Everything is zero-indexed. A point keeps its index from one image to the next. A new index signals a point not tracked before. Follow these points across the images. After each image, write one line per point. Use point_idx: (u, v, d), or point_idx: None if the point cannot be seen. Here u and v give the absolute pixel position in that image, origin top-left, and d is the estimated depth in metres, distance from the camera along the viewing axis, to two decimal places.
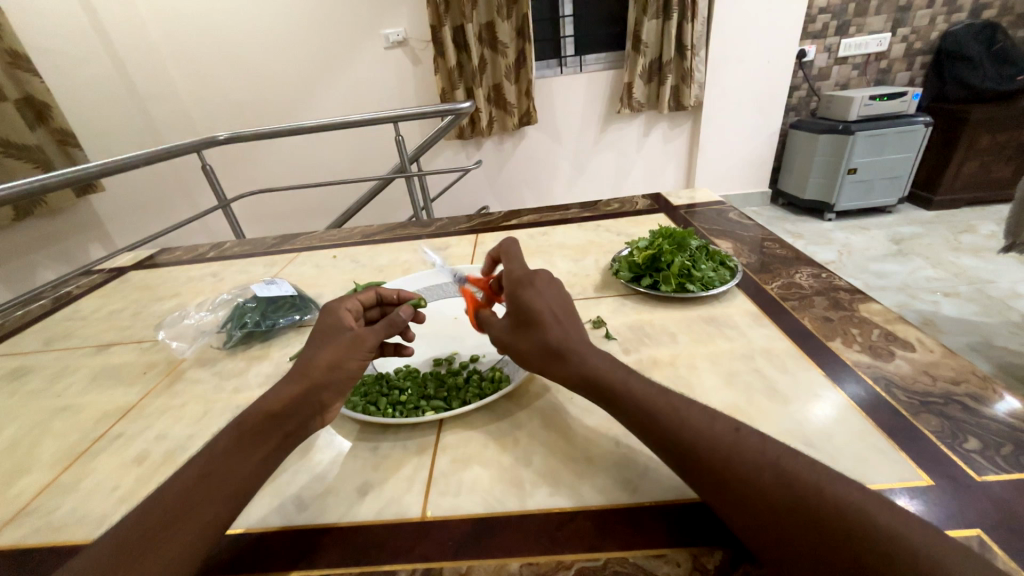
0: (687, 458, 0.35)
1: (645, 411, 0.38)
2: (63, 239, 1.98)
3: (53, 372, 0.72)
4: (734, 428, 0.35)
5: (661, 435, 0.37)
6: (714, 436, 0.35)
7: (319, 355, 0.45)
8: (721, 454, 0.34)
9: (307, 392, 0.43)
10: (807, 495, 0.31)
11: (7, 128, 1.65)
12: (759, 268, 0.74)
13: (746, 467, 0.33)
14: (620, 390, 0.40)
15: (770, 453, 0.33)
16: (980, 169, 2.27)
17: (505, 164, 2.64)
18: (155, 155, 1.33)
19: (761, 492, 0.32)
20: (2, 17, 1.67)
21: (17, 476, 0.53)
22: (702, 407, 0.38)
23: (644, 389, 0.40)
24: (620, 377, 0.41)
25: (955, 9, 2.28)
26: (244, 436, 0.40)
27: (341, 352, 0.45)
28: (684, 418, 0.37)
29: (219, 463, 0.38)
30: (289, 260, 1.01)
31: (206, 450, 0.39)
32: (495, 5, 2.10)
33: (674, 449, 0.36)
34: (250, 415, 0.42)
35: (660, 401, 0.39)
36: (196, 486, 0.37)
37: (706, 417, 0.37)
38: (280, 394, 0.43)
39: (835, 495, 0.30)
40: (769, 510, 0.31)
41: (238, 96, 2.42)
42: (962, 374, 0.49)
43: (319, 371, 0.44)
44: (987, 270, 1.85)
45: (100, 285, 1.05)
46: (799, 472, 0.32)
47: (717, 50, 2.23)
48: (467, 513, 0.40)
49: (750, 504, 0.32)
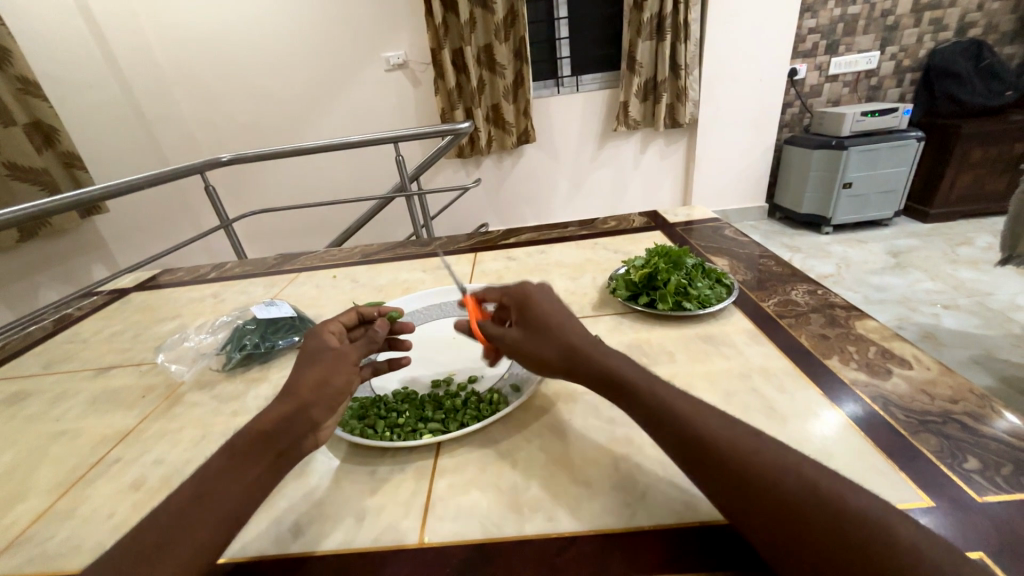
0: (706, 459, 0.35)
1: (667, 407, 0.38)
2: (67, 260, 1.99)
3: (53, 396, 0.72)
4: (756, 436, 0.36)
5: (683, 435, 0.37)
6: (737, 442, 0.35)
7: (304, 374, 0.46)
8: (743, 458, 0.34)
9: (296, 410, 0.43)
10: (829, 507, 0.30)
11: (14, 152, 1.68)
12: (755, 285, 0.74)
13: (769, 474, 0.33)
14: (643, 387, 0.41)
15: (791, 461, 0.33)
16: (974, 182, 2.30)
17: (504, 181, 2.67)
18: (160, 177, 1.34)
19: (781, 498, 0.32)
20: (15, 47, 1.73)
21: (12, 504, 0.52)
22: (722, 414, 0.38)
23: (666, 391, 0.40)
24: (640, 378, 0.42)
25: (942, 28, 2.34)
26: (237, 457, 0.40)
27: (326, 369, 0.46)
28: (705, 422, 0.37)
29: (211, 486, 0.38)
30: (289, 280, 1.02)
31: (200, 472, 0.39)
32: (493, 29, 2.16)
33: (693, 448, 0.36)
34: (243, 437, 0.42)
35: (681, 404, 0.39)
36: (187, 512, 0.36)
37: (728, 423, 0.37)
38: (270, 414, 0.43)
39: (858, 507, 0.30)
40: (789, 517, 0.31)
41: (244, 119, 2.49)
42: (959, 393, 0.49)
43: (307, 389, 0.44)
44: (986, 283, 1.85)
45: (102, 307, 1.06)
46: (820, 481, 0.32)
47: (711, 69, 2.28)
48: (464, 539, 0.40)
49: (770, 505, 0.32)
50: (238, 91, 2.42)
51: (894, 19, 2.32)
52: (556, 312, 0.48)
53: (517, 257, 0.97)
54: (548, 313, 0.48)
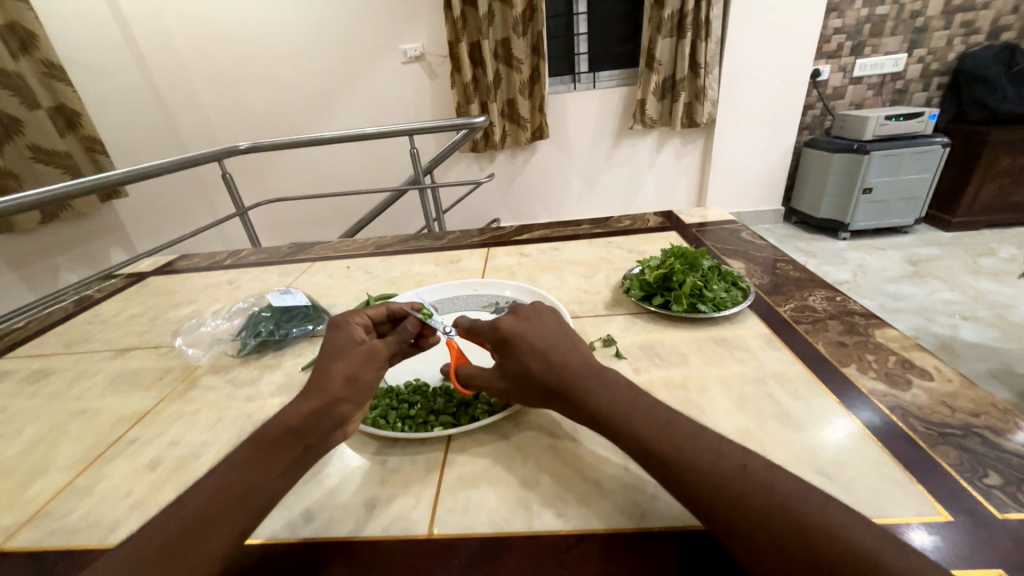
0: (693, 495, 0.35)
1: (648, 444, 0.38)
2: (88, 242, 2.04)
3: (75, 375, 0.74)
4: (741, 465, 0.35)
5: (669, 470, 0.36)
6: (721, 476, 0.34)
7: (334, 367, 0.46)
8: (727, 494, 0.33)
9: (326, 404, 0.43)
10: (819, 546, 0.29)
11: (41, 135, 1.72)
12: (771, 289, 0.73)
13: (754, 509, 0.32)
14: (622, 424, 0.40)
15: (778, 496, 0.32)
16: (999, 191, 2.24)
17: (517, 177, 2.67)
18: (179, 163, 1.36)
19: (770, 534, 0.31)
20: (43, 33, 1.76)
21: (35, 478, 0.54)
22: (708, 441, 0.37)
23: (645, 421, 0.39)
24: (623, 409, 0.41)
25: (973, 31, 2.27)
26: (264, 450, 0.40)
27: (358, 363, 0.47)
28: (688, 454, 0.36)
29: (239, 477, 0.38)
30: (304, 269, 1.03)
31: (229, 461, 0.40)
32: (511, 22, 2.15)
33: (679, 485, 0.36)
34: (271, 428, 0.42)
35: (665, 434, 0.38)
36: (217, 501, 0.37)
37: (712, 451, 0.36)
38: (299, 409, 0.43)
39: (851, 541, 0.29)
40: (778, 554, 0.30)
41: (262, 108, 2.51)
42: (981, 406, 0.48)
43: (337, 384, 0.45)
44: (1007, 295, 1.81)
45: (121, 290, 1.08)
46: (808, 515, 0.31)
47: (731, 68, 2.25)
48: (474, 531, 0.40)
49: (760, 543, 0.31)
50: (256, 79, 2.45)
51: (923, 21, 2.25)
52: (538, 335, 0.47)
53: (530, 253, 0.97)
54: (531, 343, 0.46)
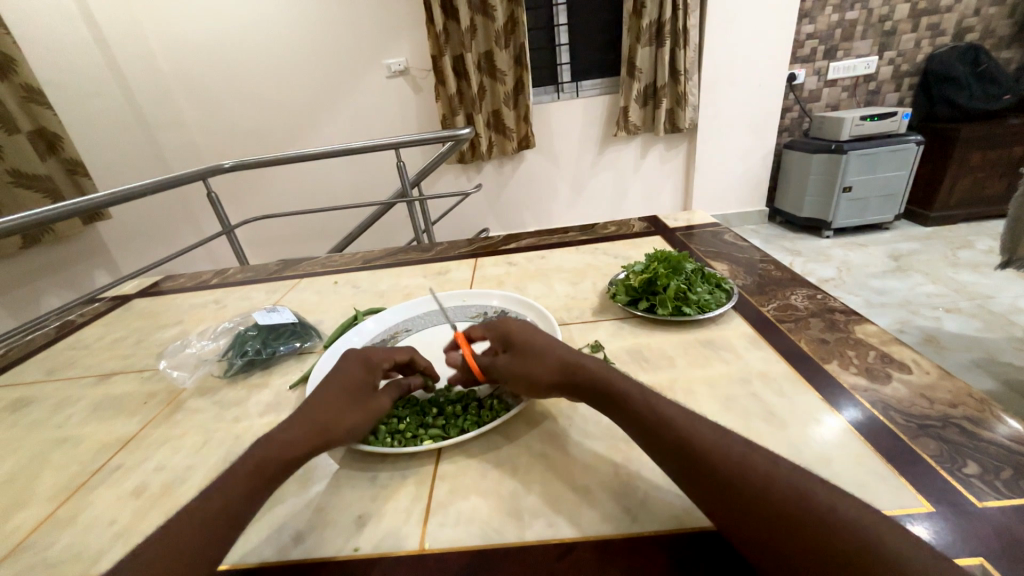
0: (693, 467, 0.36)
1: (655, 420, 0.40)
2: (70, 266, 2.00)
3: (57, 402, 0.73)
4: (742, 444, 0.36)
5: (673, 443, 0.38)
6: (722, 451, 0.36)
7: (346, 417, 0.47)
8: (725, 467, 0.35)
9: (323, 447, 0.45)
10: (812, 516, 0.31)
11: (20, 159, 1.70)
12: (755, 290, 0.75)
13: (752, 482, 0.34)
14: (631, 404, 0.42)
15: (775, 472, 0.34)
16: (973, 185, 2.31)
17: (505, 186, 2.69)
18: (163, 183, 1.35)
19: (764, 504, 0.32)
20: (22, 58, 1.75)
21: (14, 511, 0.52)
22: (712, 425, 0.39)
23: (653, 404, 0.41)
24: (632, 393, 0.43)
25: (939, 33, 2.35)
26: (257, 469, 0.42)
27: (363, 418, 0.48)
28: (692, 431, 0.38)
29: (229, 495, 0.39)
30: (291, 286, 1.02)
31: (225, 478, 0.41)
32: (493, 35, 2.18)
33: (683, 468, 0.37)
34: (267, 446, 0.44)
35: (672, 415, 0.40)
36: (205, 518, 0.38)
37: (715, 432, 0.38)
38: (302, 445, 0.44)
39: (841, 514, 0.31)
40: (771, 523, 0.32)
41: (248, 126, 2.51)
42: (959, 397, 0.49)
43: (340, 435, 0.46)
44: (987, 286, 1.85)
45: (105, 313, 1.06)
46: (807, 495, 0.32)
47: (709, 74, 2.30)
48: (466, 545, 0.40)
49: (753, 512, 0.33)
50: (240, 97, 2.45)
51: (892, 24, 2.33)
52: (550, 339, 0.51)
53: (517, 262, 0.97)
54: (543, 343, 0.51)
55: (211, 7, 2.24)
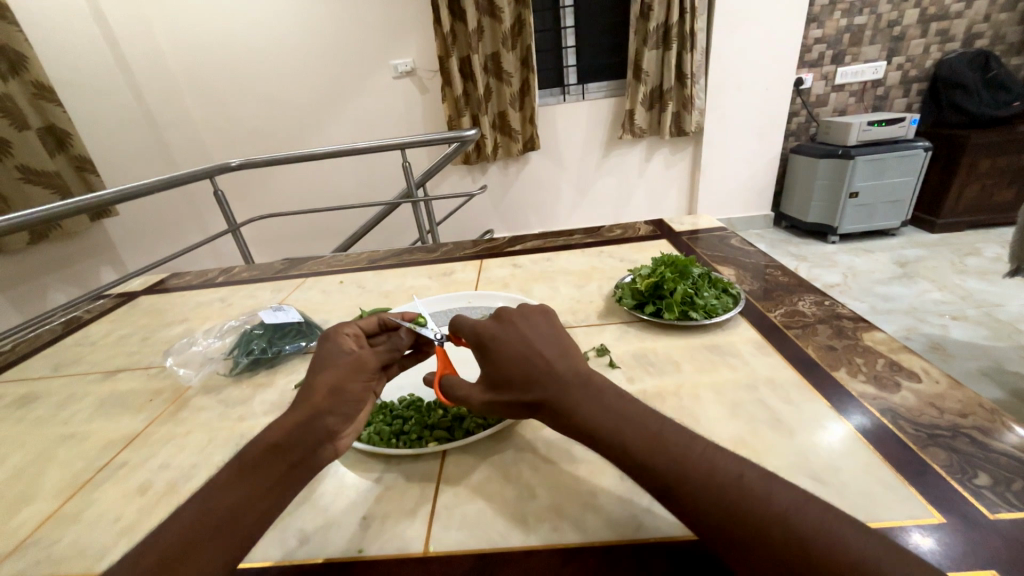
0: (690, 509, 0.34)
1: (643, 456, 0.37)
2: (76, 262, 2.02)
3: (63, 399, 0.73)
4: (737, 475, 0.34)
5: (664, 484, 0.36)
6: (716, 490, 0.34)
7: (319, 378, 0.46)
8: (724, 507, 0.33)
9: (312, 416, 0.43)
10: (819, 560, 0.30)
11: (29, 155, 1.71)
12: (761, 295, 0.74)
13: (753, 522, 0.32)
14: (613, 438, 0.39)
15: (776, 508, 0.32)
16: (981, 192, 2.29)
17: (509, 188, 2.69)
18: (170, 181, 1.35)
19: (769, 549, 0.31)
20: (33, 55, 1.76)
21: (20, 507, 0.53)
22: (702, 452, 0.36)
23: (637, 434, 0.38)
24: (611, 422, 0.40)
25: (948, 39, 2.34)
26: (245, 470, 0.40)
27: (342, 375, 0.47)
28: (682, 467, 0.36)
29: (218, 501, 0.38)
30: (297, 285, 1.02)
31: (210, 484, 0.39)
32: (500, 37, 2.18)
33: (675, 499, 0.35)
34: (253, 448, 0.41)
35: (657, 448, 0.37)
36: (197, 527, 0.36)
37: (707, 464, 0.35)
38: (285, 422, 0.43)
39: (848, 553, 0.29)
40: (777, 567, 0.31)
41: (255, 125, 2.53)
42: (969, 406, 0.48)
43: (321, 397, 0.45)
44: (994, 294, 1.84)
45: (111, 310, 1.07)
46: (807, 528, 0.31)
47: (716, 77, 2.29)
48: (470, 547, 0.40)
49: (759, 558, 0.31)
50: (248, 96, 2.46)
51: (901, 30, 2.32)
52: (521, 342, 0.46)
53: (523, 264, 0.97)
54: (512, 350, 0.46)
55: (220, 7, 2.26)
